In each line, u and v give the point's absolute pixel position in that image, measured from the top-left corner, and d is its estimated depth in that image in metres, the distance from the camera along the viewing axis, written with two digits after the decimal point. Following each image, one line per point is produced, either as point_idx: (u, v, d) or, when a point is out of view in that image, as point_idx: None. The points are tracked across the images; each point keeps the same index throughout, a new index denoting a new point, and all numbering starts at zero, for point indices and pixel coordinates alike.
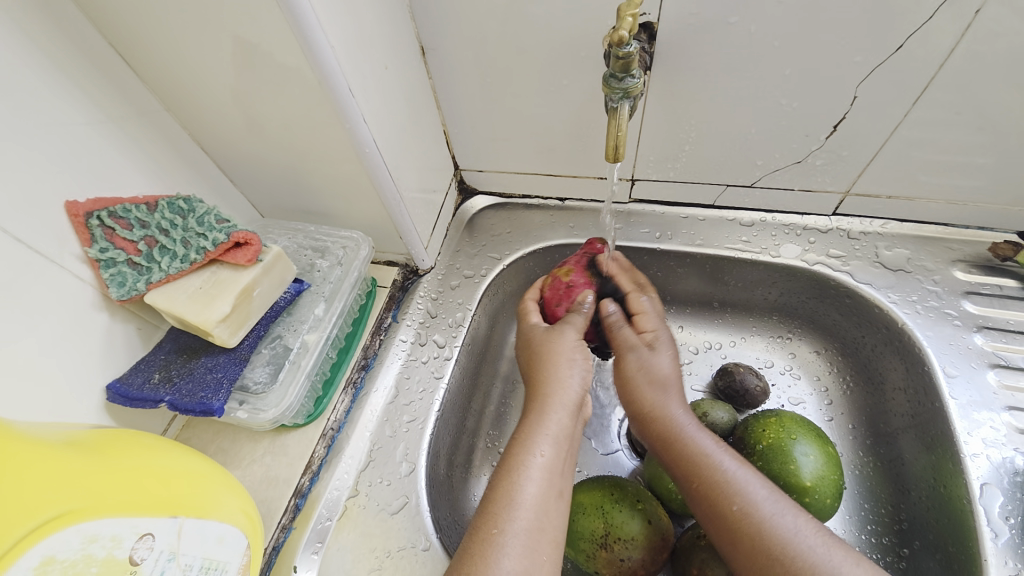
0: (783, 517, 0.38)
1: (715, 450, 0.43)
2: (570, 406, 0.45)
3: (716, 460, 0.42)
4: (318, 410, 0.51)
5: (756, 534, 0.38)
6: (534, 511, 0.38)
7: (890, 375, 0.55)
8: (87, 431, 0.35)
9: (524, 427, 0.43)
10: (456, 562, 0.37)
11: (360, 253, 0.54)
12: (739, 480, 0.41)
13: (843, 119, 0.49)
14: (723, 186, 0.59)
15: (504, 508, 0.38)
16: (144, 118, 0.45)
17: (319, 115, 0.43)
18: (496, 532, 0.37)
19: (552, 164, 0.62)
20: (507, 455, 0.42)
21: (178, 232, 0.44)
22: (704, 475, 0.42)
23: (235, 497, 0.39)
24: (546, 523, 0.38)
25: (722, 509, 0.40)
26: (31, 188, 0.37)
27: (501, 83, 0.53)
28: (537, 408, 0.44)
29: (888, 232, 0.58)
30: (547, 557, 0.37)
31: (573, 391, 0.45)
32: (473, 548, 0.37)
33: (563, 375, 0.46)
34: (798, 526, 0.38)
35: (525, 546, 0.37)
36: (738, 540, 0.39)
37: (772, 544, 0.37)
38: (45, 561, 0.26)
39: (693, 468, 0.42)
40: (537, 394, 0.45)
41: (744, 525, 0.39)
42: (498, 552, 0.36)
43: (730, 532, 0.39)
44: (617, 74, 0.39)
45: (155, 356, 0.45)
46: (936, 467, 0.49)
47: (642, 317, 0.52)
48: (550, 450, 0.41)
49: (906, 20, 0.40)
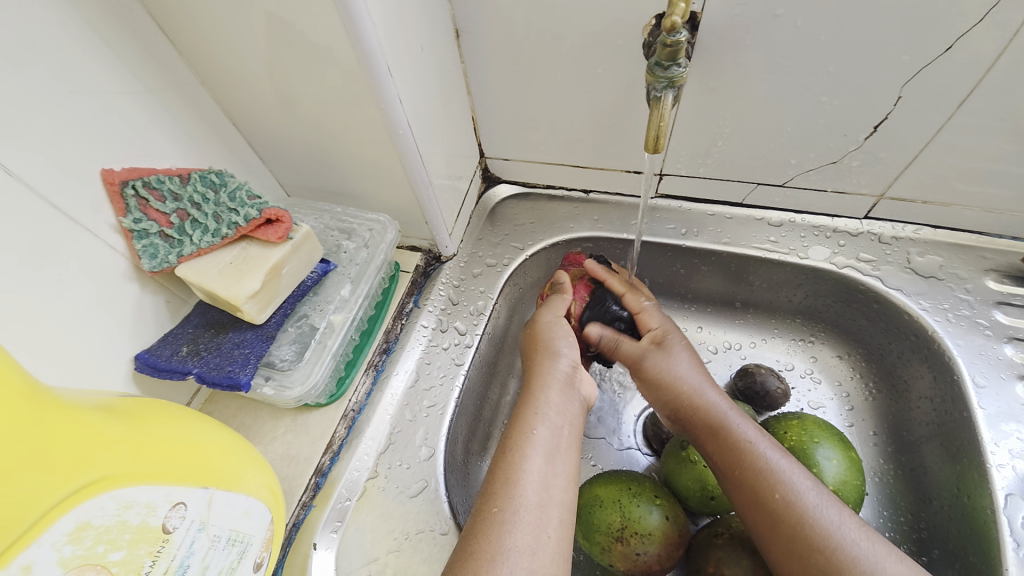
0: (822, 508, 0.38)
1: (751, 440, 0.43)
2: (561, 386, 0.45)
3: (754, 450, 0.42)
4: (340, 391, 0.51)
5: (796, 527, 0.38)
6: (537, 487, 0.38)
7: (916, 383, 0.55)
8: (118, 398, 0.35)
9: (521, 410, 0.44)
10: (463, 541, 0.37)
11: (386, 236, 0.54)
12: (779, 470, 0.40)
13: (885, 120, 0.48)
14: (753, 185, 0.58)
15: (505, 487, 0.38)
16: (179, 90, 0.45)
17: (354, 94, 0.43)
18: (497, 510, 0.37)
19: (580, 156, 0.61)
20: (506, 435, 0.42)
21: (210, 206, 0.43)
22: (740, 466, 0.42)
23: (261, 471, 0.39)
24: (548, 501, 0.38)
25: (760, 498, 0.40)
26: (68, 155, 0.37)
27: (534, 70, 0.53)
28: (533, 389, 0.45)
29: (921, 238, 0.56)
30: (554, 535, 0.37)
31: (562, 372, 0.46)
32: (476, 526, 0.37)
33: (552, 362, 0.47)
34: (839, 518, 0.38)
35: (529, 521, 0.36)
36: (777, 527, 0.39)
37: (812, 536, 0.37)
38: (80, 526, 0.26)
39: (731, 460, 0.43)
40: (535, 375, 0.47)
41: (784, 515, 0.39)
42: (501, 529, 0.36)
43: (768, 522, 0.39)
44: (663, 62, 0.38)
45: (183, 329, 0.45)
46: (960, 477, 0.49)
47: (644, 316, 0.53)
48: (548, 429, 0.42)
49: (958, 19, 0.39)
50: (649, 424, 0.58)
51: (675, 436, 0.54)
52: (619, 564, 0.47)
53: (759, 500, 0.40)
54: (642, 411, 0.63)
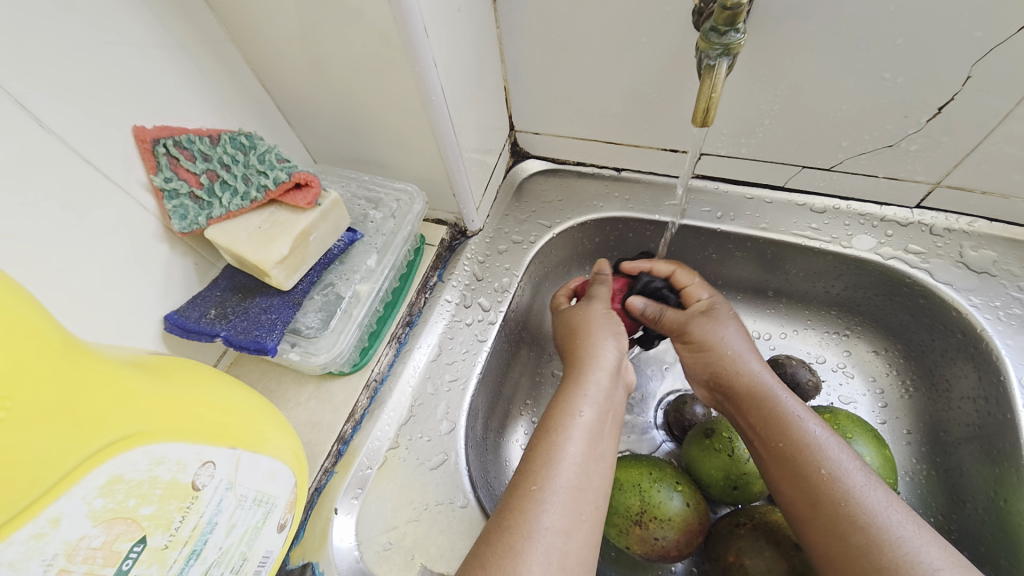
0: (870, 488, 0.37)
1: (798, 413, 0.42)
2: (609, 371, 0.45)
3: (801, 423, 0.41)
4: (363, 360, 0.51)
5: (838, 505, 0.37)
6: (575, 469, 0.38)
7: (958, 382, 0.52)
8: (151, 355, 0.35)
9: (564, 393, 0.43)
10: (495, 517, 0.37)
11: (414, 207, 0.53)
12: (826, 446, 0.39)
13: (951, 102, 0.44)
14: (798, 167, 0.55)
15: (543, 466, 0.38)
16: (210, 48, 0.44)
17: (388, 59, 0.41)
18: (536, 489, 0.37)
19: (614, 132, 0.58)
20: (547, 417, 0.42)
21: (239, 168, 0.43)
22: (784, 441, 0.41)
23: (287, 436, 0.39)
24: (586, 484, 0.38)
25: (804, 474, 0.39)
26: (98, 112, 0.36)
27: (573, 38, 0.50)
28: (578, 370, 0.45)
29: (975, 231, 0.53)
30: (588, 518, 0.36)
31: (610, 358, 0.46)
32: (512, 504, 0.36)
33: (599, 345, 0.46)
34: (886, 501, 0.36)
35: (566, 504, 0.36)
36: (818, 505, 0.38)
37: (856, 514, 0.36)
38: (112, 479, 0.26)
39: (775, 434, 0.42)
40: (579, 357, 0.46)
41: (827, 492, 0.38)
42: (538, 508, 0.35)
43: (809, 499, 0.38)
44: (720, 27, 0.36)
45: (212, 292, 0.45)
46: (999, 481, 0.47)
47: (689, 291, 0.54)
48: (592, 411, 0.41)
49: None
50: (671, 411, 0.57)
51: (700, 424, 0.53)
52: (636, 547, 0.46)
53: (803, 475, 0.39)
54: (664, 397, 0.62)
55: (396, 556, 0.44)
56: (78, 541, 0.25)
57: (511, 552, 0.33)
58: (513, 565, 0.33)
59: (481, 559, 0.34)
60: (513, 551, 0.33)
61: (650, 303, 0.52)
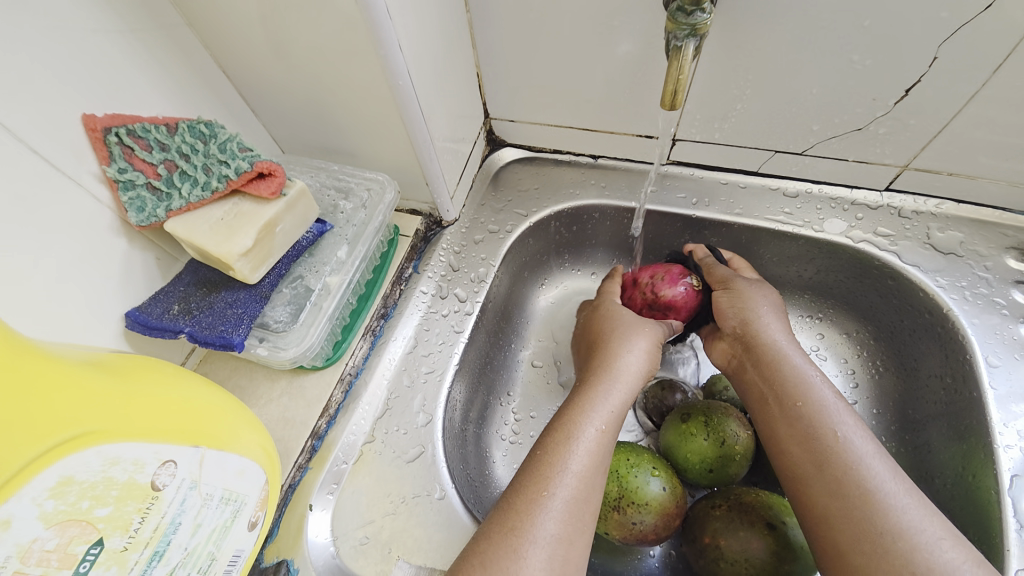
0: (876, 457, 0.38)
1: (818, 379, 0.43)
2: (627, 383, 0.45)
3: (817, 388, 0.42)
4: (337, 354, 0.50)
5: (848, 468, 0.37)
6: (582, 481, 0.38)
7: (926, 361, 0.54)
8: (109, 354, 0.34)
9: (577, 400, 0.43)
10: (501, 510, 0.37)
11: (385, 196, 0.52)
12: (842, 411, 0.40)
13: (918, 83, 0.44)
14: (771, 152, 0.55)
15: (553, 474, 0.38)
16: (165, 32, 0.42)
17: (352, 43, 0.40)
18: (545, 495, 0.37)
19: (590, 118, 0.58)
20: (557, 425, 0.42)
21: (199, 157, 0.41)
22: (802, 400, 0.42)
23: (256, 432, 0.38)
24: (590, 495, 0.38)
25: (816, 434, 0.40)
26: (43, 99, 0.35)
27: (544, 22, 0.49)
28: (600, 376, 0.45)
29: (942, 213, 0.54)
30: (587, 528, 0.37)
31: (632, 368, 0.46)
32: (517, 505, 0.37)
33: (624, 351, 0.47)
34: (890, 471, 0.37)
35: (571, 513, 0.37)
36: (826, 466, 0.38)
37: (864, 479, 0.37)
38: (62, 481, 0.25)
39: (792, 392, 0.42)
40: (604, 361, 0.46)
41: (836, 454, 0.38)
42: (543, 514, 0.36)
43: (818, 459, 0.39)
44: (686, 7, 0.36)
45: (174, 287, 0.44)
46: (965, 456, 0.48)
47: (740, 272, 0.55)
48: (604, 424, 0.41)
49: None
50: (649, 397, 0.58)
51: (676, 410, 0.53)
52: (615, 532, 0.47)
53: (816, 434, 0.40)
54: None
55: (373, 550, 0.43)
56: (29, 544, 0.24)
57: (513, 554, 0.34)
58: (514, 567, 0.33)
59: (482, 556, 0.34)
60: (518, 552, 0.34)
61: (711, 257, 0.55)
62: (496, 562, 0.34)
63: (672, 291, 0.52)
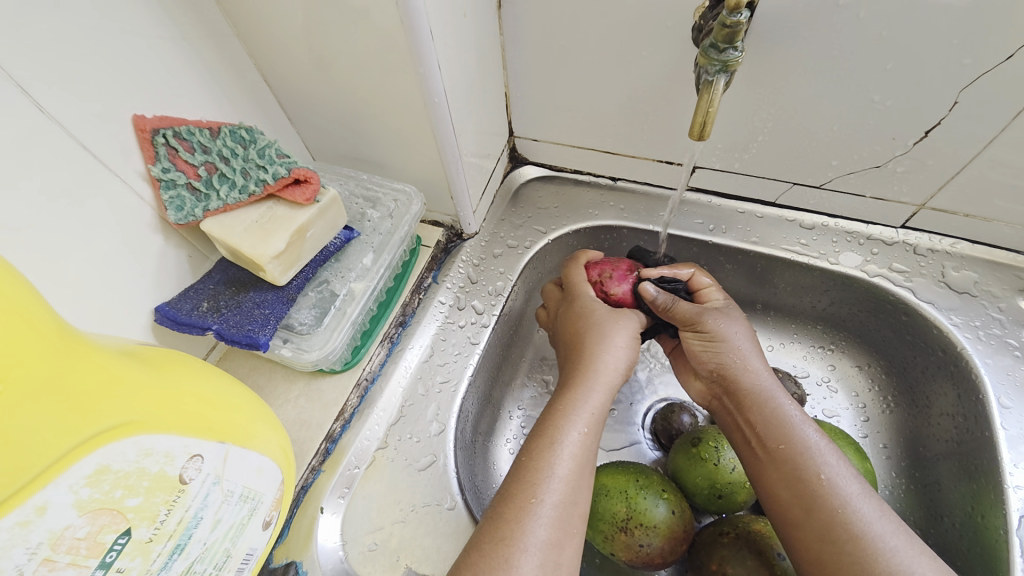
0: (863, 498, 0.38)
1: (798, 418, 0.42)
2: (609, 388, 0.45)
3: (800, 428, 0.41)
4: (355, 359, 0.51)
5: (835, 510, 0.37)
6: (567, 485, 0.38)
7: (938, 399, 0.54)
8: (142, 346, 0.34)
9: (555, 408, 0.43)
10: (490, 523, 0.37)
11: (411, 208, 0.53)
12: (824, 451, 0.40)
13: (938, 125, 0.46)
14: (789, 184, 0.56)
15: (538, 483, 0.38)
16: (214, 41, 0.43)
17: (393, 60, 0.42)
18: (534, 502, 0.37)
19: (612, 142, 0.59)
20: (536, 436, 0.41)
21: (238, 161, 0.43)
22: (786, 442, 0.41)
23: (275, 431, 0.38)
24: (576, 497, 0.39)
25: (801, 478, 0.39)
26: (100, 99, 0.36)
27: (575, 48, 0.51)
28: (579, 381, 0.44)
29: (957, 252, 0.55)
30: (577, 531, 0.38)
31: (610, 370, 0.46)
32: (508, 513, 0.37)
33: (605, 352, 0.46)
34: (878, 511, 0.37)
35: (559, 518, 0.37)
36: (814, 511, 0.38)
37: (853, 521, 0.36)
38: (98, 470, 0.26)
39: (776, 435, 0.41)
40: (584, 363, 0.46)
41: (824, 497, 0.38)
42: (533, 521, 0.36)
43: (804, 502, 0.38)
44: (719, 44, 0.38)
45: (204, 285, 0.45)
46: (976, 496, 0.48)
47: (706, 291, 0.52)
48: (583, 430, 0.41)
49: (1020, 30, 0.38)
50: (659, 419, 0.58)
51: (687, 433, 0.53)
52: (621, 554, 0.47)
53: (803, 477, 0.39)
54: (652, 406, 0.63)
55: (381, 557, 0.43)
56: (62, 531, 0.25)
57: (506, 564, 0.34)
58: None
59: (476, 566, 0.34)
60: (510, 563, 0.34)
61: (662, 292, 0.51)
62: (495, 571, 0.34)
63: (621, 287, 0.52)
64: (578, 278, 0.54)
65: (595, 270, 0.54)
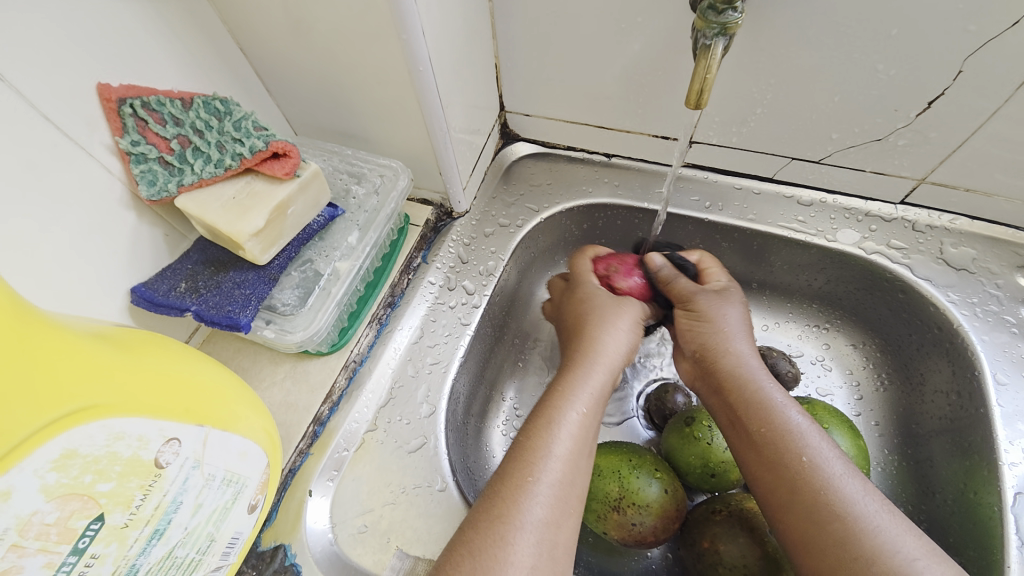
0: (847, 476, 0.37)
1: (781, 401, 0.41)
2: (612, 368, 0.45)
3: (781, 408, 0.41)
4: (342, 341, 0.50)
5: (818, 493, 0.36)
6: (567, 466, 0.38)
7: (932, 376, 0.54)
8: (115, 327, 0.33)
9: (552, 390, 0.42)
10: (485, 501, 0.37)
11: (398, 183, 0.51)
12: (808, 433, 0.39)
13: (941, 96, 0.44)
14: (788, 159, 0.55)
15: (536, 461, 0.37)
16: (182, 5, 0.41)
17: (374, 26, 0.40)
18: (531, 481, 0.36)
19: (606, 116, 0.57)
20: (529, 419, 0.41)
21: (213, 134, 0.41)
22: (767, 424, 0.40)
23: (259, 415, 0.37)
24: (574, 479, 0.38)
25: (783, 460, 0.39)
26: (59, 65, 0.34)
27: (566, 15, 0.49)
28: (578, 362, 0.44)
29: (956, 228, 0.54)
30: (573, 512, 0.37)
31: (610, 352, 0.45)
32: (504, 492, 0.36)
33: (605, 335, 0.46)
34: (863, 490, 0.36)
35: (557, 498, 0.36)
36: (797, 492, 0.37)
37: (834, 502, 0.36)
38: (65, 454, 0.25)
39: (756, 416, 0.41)
40: (583, 346, 0.46)
41: (806, 479, 0.37)
42: (530, 500, 0.36)
43: (788, 483, 0.38)
44: (717, 5, 0.36)
45: (182, 265, 0.43)
46: (969, 473, 0.48)
47: (710, 271, 0.53)
48: (584, 411, 0.41)
49: None
50: (653, 399, 0.58)
51: (681, 412, 0.53)
52: (613, 532, 0.46)
53: (783, 459, 0.39)
54: (646, 386, 0.62)
55: (371, 539, 0.43)
56: (30, 516, 0.24)
57: (501, 542, 0.34)
58: (502, 554, 0.33)
59: (469, 545, 0.34)
60: (503, 539, 0.34)
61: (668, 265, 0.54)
62: (481, 549, 0.33)
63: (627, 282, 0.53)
64: (584, 268, 0.54)
65: (600, 260, 0.55)
